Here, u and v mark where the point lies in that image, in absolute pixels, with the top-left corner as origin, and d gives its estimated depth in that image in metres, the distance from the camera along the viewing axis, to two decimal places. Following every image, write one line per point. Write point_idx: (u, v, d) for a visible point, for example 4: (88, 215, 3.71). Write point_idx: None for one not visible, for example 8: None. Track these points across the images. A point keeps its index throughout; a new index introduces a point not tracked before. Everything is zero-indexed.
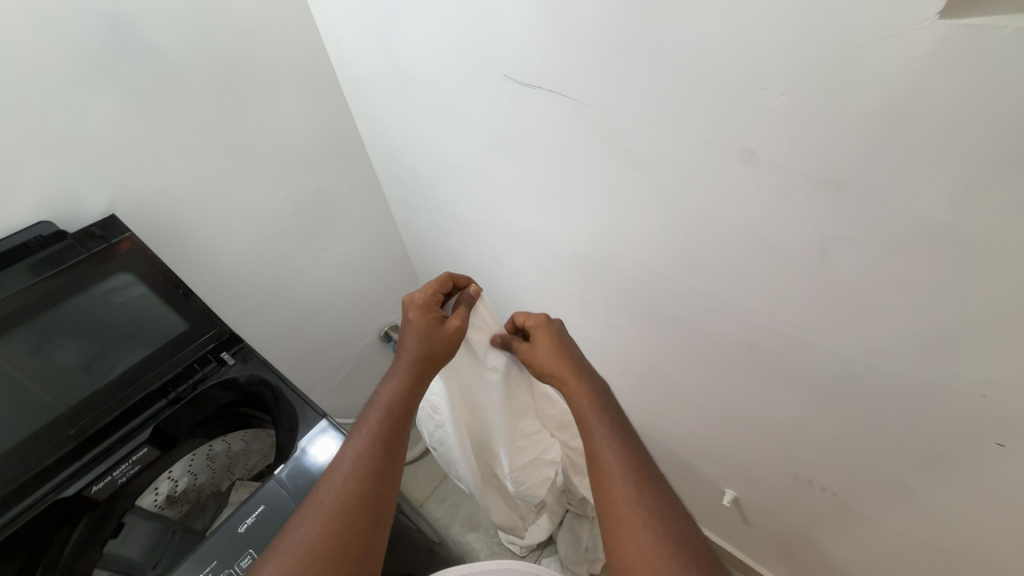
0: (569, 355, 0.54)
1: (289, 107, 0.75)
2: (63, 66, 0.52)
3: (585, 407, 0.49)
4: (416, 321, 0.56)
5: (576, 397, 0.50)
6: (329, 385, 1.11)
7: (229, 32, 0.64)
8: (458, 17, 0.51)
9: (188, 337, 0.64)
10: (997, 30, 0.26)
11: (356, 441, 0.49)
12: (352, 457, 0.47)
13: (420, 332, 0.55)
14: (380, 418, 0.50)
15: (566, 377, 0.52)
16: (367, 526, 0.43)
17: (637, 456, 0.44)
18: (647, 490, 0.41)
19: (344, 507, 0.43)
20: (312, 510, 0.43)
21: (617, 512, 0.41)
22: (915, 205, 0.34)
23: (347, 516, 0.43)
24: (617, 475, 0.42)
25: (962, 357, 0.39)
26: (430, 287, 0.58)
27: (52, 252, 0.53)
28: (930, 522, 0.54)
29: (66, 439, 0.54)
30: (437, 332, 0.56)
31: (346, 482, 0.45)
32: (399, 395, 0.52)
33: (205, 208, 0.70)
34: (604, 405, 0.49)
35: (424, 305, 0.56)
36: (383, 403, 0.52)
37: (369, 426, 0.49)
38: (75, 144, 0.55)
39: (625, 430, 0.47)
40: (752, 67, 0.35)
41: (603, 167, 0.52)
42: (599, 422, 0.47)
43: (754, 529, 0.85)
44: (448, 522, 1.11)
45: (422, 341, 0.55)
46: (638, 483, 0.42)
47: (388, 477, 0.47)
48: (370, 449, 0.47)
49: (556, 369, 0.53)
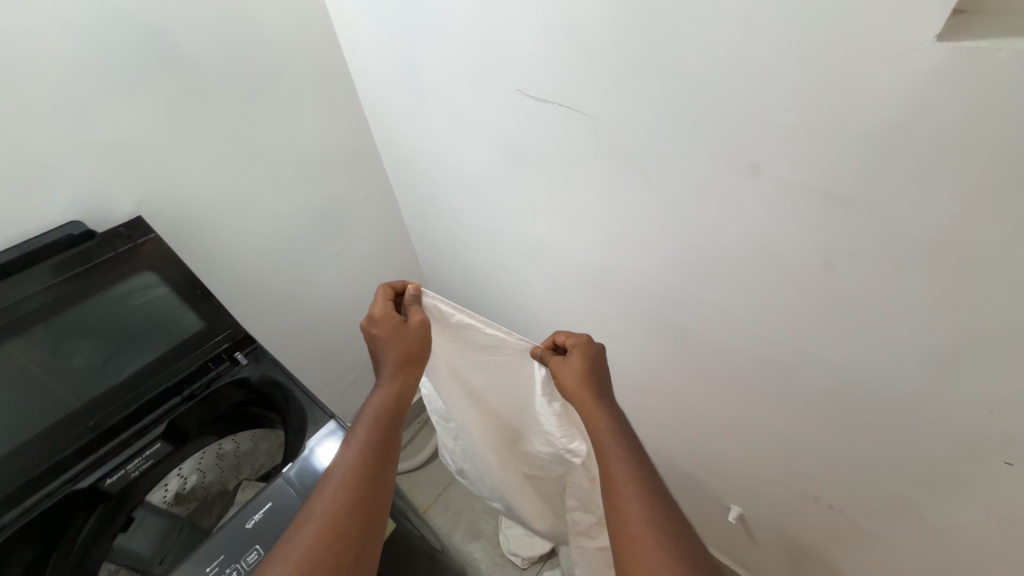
0: (591, 378, 0.52)
1: (309, 115, 0.77)
2: (100, 75, 0.55)
3: (601, 427, 0.49)
4: (381, 331, 0.57)
5: (595, 420, 0.50)
6: (337, 389, 1.12)
7: (256, 45, 0.67)
8: (472, 34, 0.54)
9: (203, 336, 0.66)
10: (993, 52, 0.27)
11: (349, 450, 0.50)
12: (345, 466, 0.48)
13: (388, 337, 0.57)
14: (371, 428, 0.52)
15: (586, 400, 0.51)
16: (361, 535, 0.44)
17: (648, 478, 0.44)
18: (655, 508, 0.42)
19: (336, 517, 0.44)
20: (306, 520, 0.43)
21: (631, 533, 0.41)
22: (917, 220, 0.35)
23: (341, 524, 0.43)
24: (629, 495, 0.43)
25: (967, 372, 0.39)
26: (382, 299, 0.59)
27: (82, 250, 0.54)
28: (941, 544, 0.53)
29: (85, 431, 0.56)
30: (405, 332, 0.57)
31: (341, 491, 0.46)
32: (384, 403, 0.54)
33: (224, 212, 0.73)
34: (619, 429, 0.48)
35: (383, 315, 0.58)
36: (371, 412, 0.53)
37: (359, 436, 0.51)
38: (105, 148, 0.58)
39: (638, 453, 0.46)
40: (758, 84, 0.36)
41: (612, 177, 0.53)
42: (613, 441, 0.47)
43: (760, 547, 0.84)
44: (450, 531, 1.11)
45: (392, 346, 0.57)
46: (648, 502, 0.42)
47: (381, 485, 0.48)
48: (363, 459, 0.49)
49: (579, 391, 0.52)
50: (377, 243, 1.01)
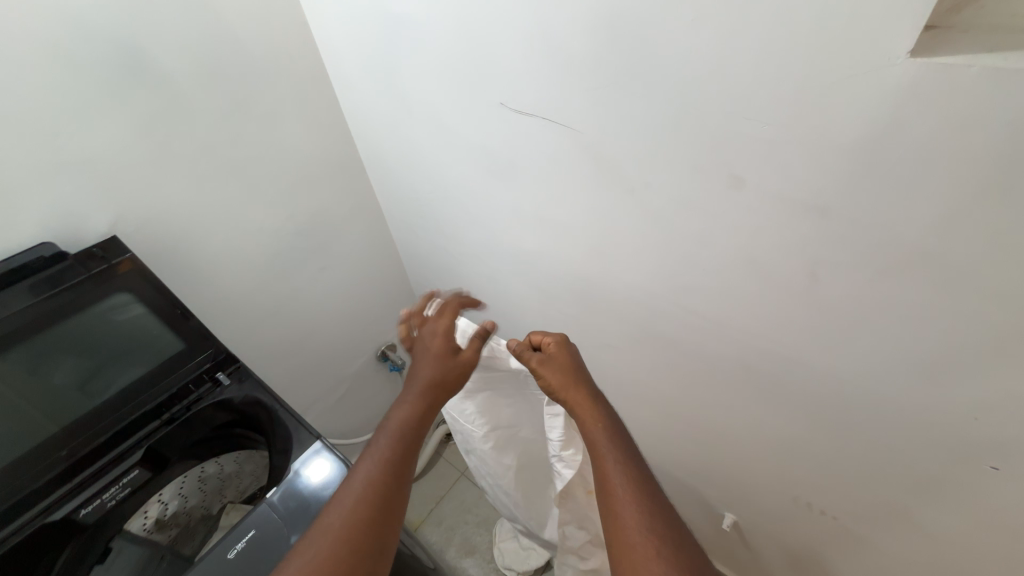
0: (578, 374, 0.53)
1: (292, 129, 0.77)
2: (72, 91, 0.54)
3: (595, 430, 0.47)
4: (434, 349, 0.57)
5: (587, 421, 0.49)
6: (324, 404, 1.09)
7: (236, 59, 0.66)
8: (456, 49, 0.53)
9: (184, 357, 0.64)
10: (965, 67, 0.27)
11: (364, 461, 0.48)
12: (359, 477, 0.47)
13: (434, 358, 0.56)
14: (390, 439, 0.50)
15: (576, 399, 0.51)
16: (374, 551, 0.42)
17: (647, 484, 0.43)
18: (657, 516, 0.41)
19: (352, 531, 0.43)
20: (322, 533, 0.42)
21: (630, 541, 0.39)
22: (897, 231, 0.35)
23: (354, 535, 0.43)
24: (629, 501, 0.41)
25: (951, 378, 0.39)
26: (447, 321, 0.60)
27: (53, 272, 0.52)
28: (932, 548, 0.53)
29: (57, 461, 0.54)
30: (450, 359, 0.57)
31: (356, 502, 0.45)
32: (409, 419, 0.52)
33: (205, 228, 0.71)
34: (614, 431, 0.47)
35: (444, 335, 0.58)
36: (391, 425, 0.52)
37: (381, 448, 0.49)
38: (79, 166, 0.57)
39: (637, 460, 0.45)
40: (738, 98, 0.36)
41: (597, 189, 0.53)
42: (610, 445, 0.46)
43: (755, 554, 0.83)
44: (443, 547, 1.09)
45: (434, 369, 0.56)
46: (651, 509, 0.41)
47: (396, 500, 0.46)
48: (378, 470, 0.47)
49: (569, 390, 0.52)
50: (364, 256, 1.00)
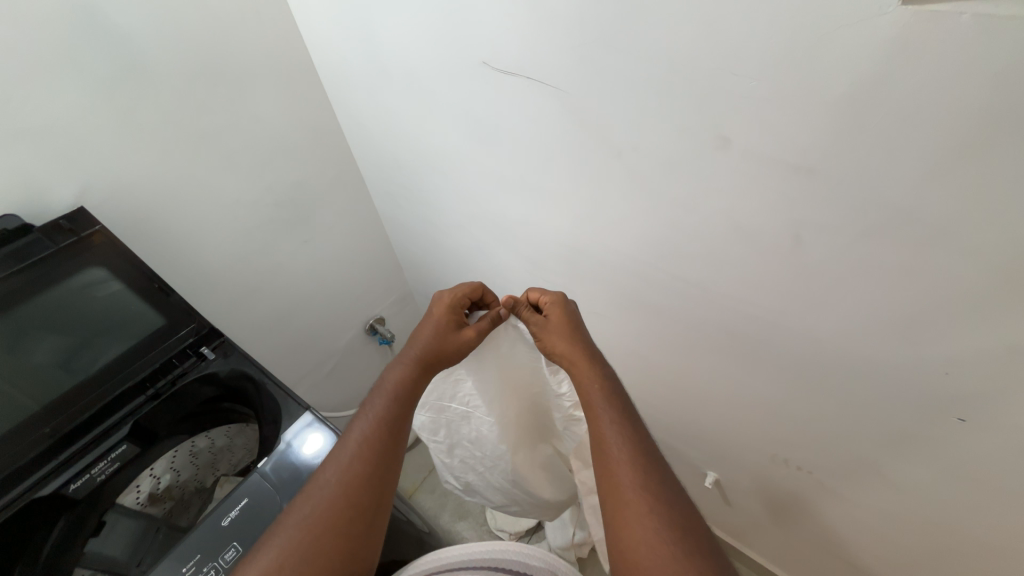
0: (577, 334, 0.54)
1: (266, 95, 0.73)
2: (22, 52, 0.50)
3: (593, 391, 0.49)
4: (438, 318, 0.57)
5: (586, 383, 0.50)
6: (314, 379, 1.09)
7: (200, 18, 0.62)
8: (434, 4, 0.51)
9: (166, 332, 0.63)
10: (956, 16, 0.26)
11: (362, 423, 0.49)
12: (356, 439, 0.47)
13: (438, 330, 0.56)
14: (387, 403, 0.50)
15: (576, 361, 0.51)
16: (370, 506, 0.44)
17: (642, 441, 0.44)
18: (649, 473, 0.42)
19: (348, 487, 0.44)
20: (319, 488, 0.44)
21: (624, 497, 0.41)
22: (880, 190, 0.35)
23: (353, 495, 0.44)
24: (622, 458, 0.43)
25: (925, 336, 0.41)
26: (460, 290, 0.60)
27: (19, 246, 0.50)
28: (899, 496, 0.56)
29: (41, 438, 0.53)
30: (451, 335, 0.57)
31: (353, 463, 0.46)
32: (406, 382, 0.52)
33: (180, 200, 0.69)
34: (611, 389, 0.48)
35: (450, 305, 0.58)
36: (389, 388, 0.52)
37: (376, 409, 0.50)
38: (38, 134, 0.53)
39: (631, 418, 0.46)
40: (727, 54, 0.35)
41: (583, 155, 0.52)
42: (606, 404, 0.47)
43: (735, 509, 0.88)
44: (438, 512, 1.12)
45: (434, 340, 0.56)
46: (643, 468, 0.42)
47: (392, 459, 0.47)
48: (376, 433, 0.48)
49: (568, 351, 0.52)
50: (348, 229, 0.98)
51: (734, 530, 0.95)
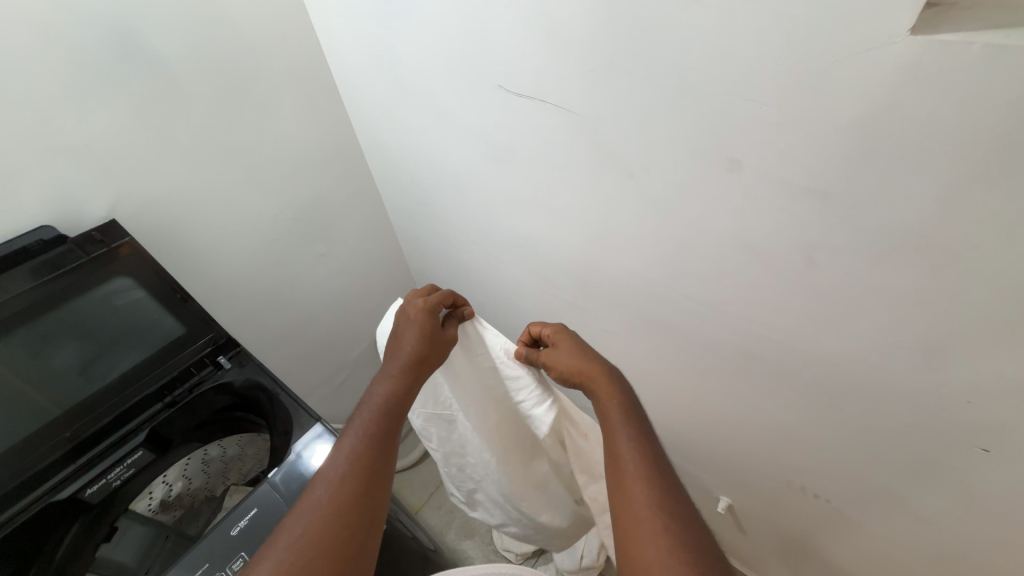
0: (590, 354, 0.54)
1: (290, 114, 0.76)
2: (68, 74, 0.53)
3: (610, 410, 0.49)
4: (419, 326, 0.57)
5: (603, 400, 0.50)
6: (325, 390, 1.10)
7: (232, 43, 0.66)
8: (451, 30, 0.53)
9: (184, 341, 0.65)
10: (967, 45, 0.27)
11: (352, 438, 0.49)
12: (347, 454, 0.47)
13: (425, 333, 0.57)
14: (375, 419, 0.51)
15: (595, 376, 0.52)
16: (364, 525, 0.43)
17: (655, 460, 0.44)
18: (665, 495, 0.41)
19: (341, 505, 0.43)
20: (311, 508, 0.43)
21: (635, 515, 0.40)
22: (894, 213, 0.35)
23: (347, 511, 0.43)
24: (636, 477, 0.42)
25: (945, 362, 0.40)
26: (436, 296, 0.60)
27: (53, 257, 0.52)
28: (922, 529, 0.54)
29: (60, 443, 0.55)
30: (438, 338, 0.58)
31: (346, 479, 0.45)
32: (394, 394, 0.53)
33: (205, 213, 0.71)
34: (629, 406, 0.49)
35: (429, 312, 0.59)
36: (378, 403, 0.52)
37: (364, 425, 0.50)
38: (76, 150, 0.56)
39: (648, 435, 0.46)
40: (737, 79, 0.36)
41: (595, 174, 0.53)
42: (623, 423, 0.47)
43: (749, 537, 0.85)
44: (444, 530, 1.11)
45: (419, 347, 0.56)
46: (657, 490, 0.41)
47: (383, 475, 0.47)
48: (367, 447, 0.48)
49: (581, 370, 0.53)
50: (364, 243, 1.00)
51: (750, 559, 0.91)
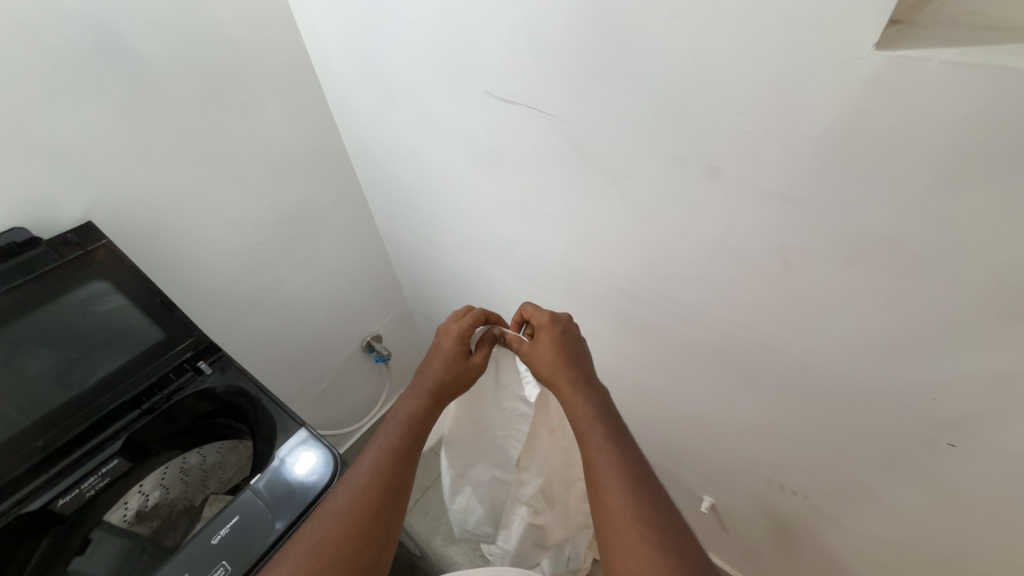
0: (566, 355, 0.53)
1: (274, 116, 0.75)
2: (44, 73, 0.52)
3: (582, 416, 0.49)
4: (449, 350, 0.57)
5: (575, 407, 0.50)
6: (308, 396, 1.08)
7: (216, 45, 0.65)
8: (440, 35, 0.53)
9: (164, 346, 0.63)
10: (926, 60, 0.29)
11: (374, 452, 0.50)
12: (368, 469, 0.48)
13: (452, 360, 0.57)
14: (399, 435, 0.52)
15: (563, 383, 0.52)
16: (380, 537, 0.45)
17: (630, 462, 0.44)
18: (639, 498, 0.42)
19: (357, 517, 0.45)
20: (328, 519, 0.45)
21: (615, 526, 0.41)
22: (863, 219, 0.37)
23: (362, 524, 0.45)
24: (612, 487, 0.43)
25: (912, 361, 0.42)
26: (467, 321, 0.58)
27: (27, 258, 0.51)
28: (895, 522, 0.56)
29: (32, 451, 0.53)
30: (466, 364, 0.57)
31: (365, 493, 0.47)
32: (419, 414, 0.54)
33: (186, 216, 0.70)
34: (600, 410, 0.49)
35: (458, 337, 0.58)
36: (403, 420, 0.53)
37: (387, 439, 0.51)
38: (51, 149, 0.55)
39: (623, 440, 0.47)
40: (715, 90, 0.37)
41: (579, 180, 0.54)
42: (596, 430, 0.47)
43: (731, 535, 0.86)
44: (429, 536, 1.09)
45: (449, 371, 0.57)
46: (632, 494, 0.42)
47: (402, 490, 0.48)
48: (388, 462, 0.49)
49: (554, 375, 0.53)
50: (349, 246, 0.99)
51: (731, 557, 0.93)
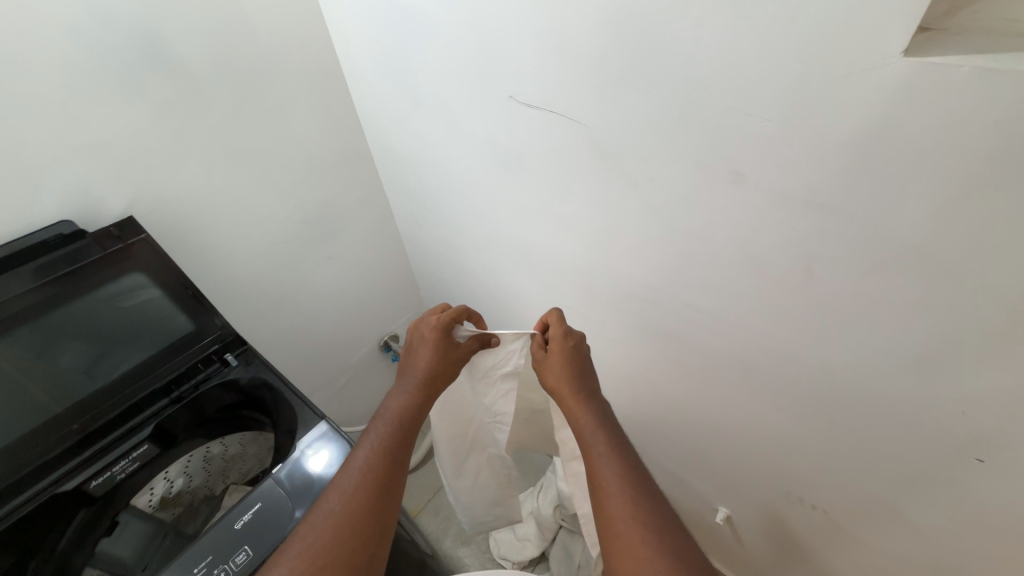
0: (577, 366, 0.55)
1: (304, 119, 0.78)
2: (94, 76, 0.55)
3: (585, 426, 0.50)
4: (432, 342, 0.59)
5: (579, 418, 0.51)
6: (326, 392, 1.11)
7: (251, 50, 0.68)
8: (465, 41, 0.55)
9: (193, 338, 0.66)
10: (955, 68, 0.28)
11: (365, 449, 0.51)
12: (360, 466, 0.49)
13: (439, 352, 0.59)
14: (391, 432, 0.53)
15: (568, 394, 0.53)
16: (373, 535, 0.45)
17: (632, 471, 0.45)
18: (641, 505, 0.42)
19: (353, 516, 0.45)
20: (323, 518, 0.45)
21: (616, 530, 0.41)
22: (889, 227, 0.36)
23: (356, 523, 0.45)
24: (613, 492, 0.43)
25: (938, 373, 0.41)
26: (446, 314, 0.61)
27: (71, 250, 0.54)
28: (919, 541, 0.54)
29: (68, 434, 0.56)
30: (452, 356, 0.60)
31: (357, 492, 0.47)
32: (408, 410, 0.55)
33: (217, 214, 0.73)
34: (604, 422, 0.50)
35: (439, 329, 0.59)
36: (393, 418, 0.54)
37: (377, 436, 0.52)
38: (97, 148, 0.58)
39: (625, 449, 0.47)
40: (739, 96, 0.38)
41: (601, 184, 0.54)
42: (599, 438, 0.48)
43: (746, 548, 0.85)
44: (440, 536, 1.10)
45: (434, 361, 0.58)
46: (635, 500, 0.42)
47: (394, 489, 0.49)
48: (380, 461, 0.50)
49: (559, 386, 0.54)
50: (370, 247, 1.01)
51: (746, 571, 0.91)
